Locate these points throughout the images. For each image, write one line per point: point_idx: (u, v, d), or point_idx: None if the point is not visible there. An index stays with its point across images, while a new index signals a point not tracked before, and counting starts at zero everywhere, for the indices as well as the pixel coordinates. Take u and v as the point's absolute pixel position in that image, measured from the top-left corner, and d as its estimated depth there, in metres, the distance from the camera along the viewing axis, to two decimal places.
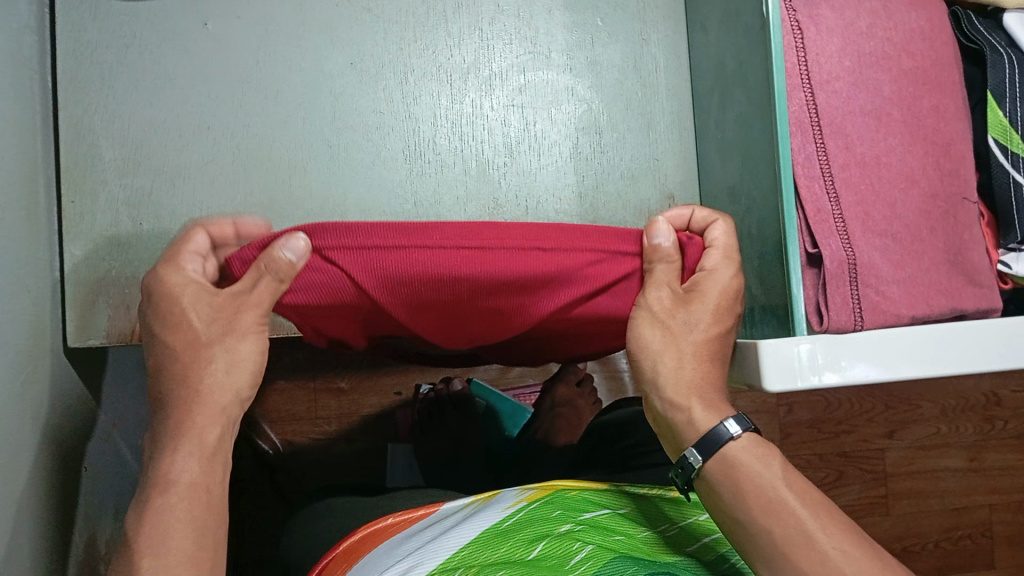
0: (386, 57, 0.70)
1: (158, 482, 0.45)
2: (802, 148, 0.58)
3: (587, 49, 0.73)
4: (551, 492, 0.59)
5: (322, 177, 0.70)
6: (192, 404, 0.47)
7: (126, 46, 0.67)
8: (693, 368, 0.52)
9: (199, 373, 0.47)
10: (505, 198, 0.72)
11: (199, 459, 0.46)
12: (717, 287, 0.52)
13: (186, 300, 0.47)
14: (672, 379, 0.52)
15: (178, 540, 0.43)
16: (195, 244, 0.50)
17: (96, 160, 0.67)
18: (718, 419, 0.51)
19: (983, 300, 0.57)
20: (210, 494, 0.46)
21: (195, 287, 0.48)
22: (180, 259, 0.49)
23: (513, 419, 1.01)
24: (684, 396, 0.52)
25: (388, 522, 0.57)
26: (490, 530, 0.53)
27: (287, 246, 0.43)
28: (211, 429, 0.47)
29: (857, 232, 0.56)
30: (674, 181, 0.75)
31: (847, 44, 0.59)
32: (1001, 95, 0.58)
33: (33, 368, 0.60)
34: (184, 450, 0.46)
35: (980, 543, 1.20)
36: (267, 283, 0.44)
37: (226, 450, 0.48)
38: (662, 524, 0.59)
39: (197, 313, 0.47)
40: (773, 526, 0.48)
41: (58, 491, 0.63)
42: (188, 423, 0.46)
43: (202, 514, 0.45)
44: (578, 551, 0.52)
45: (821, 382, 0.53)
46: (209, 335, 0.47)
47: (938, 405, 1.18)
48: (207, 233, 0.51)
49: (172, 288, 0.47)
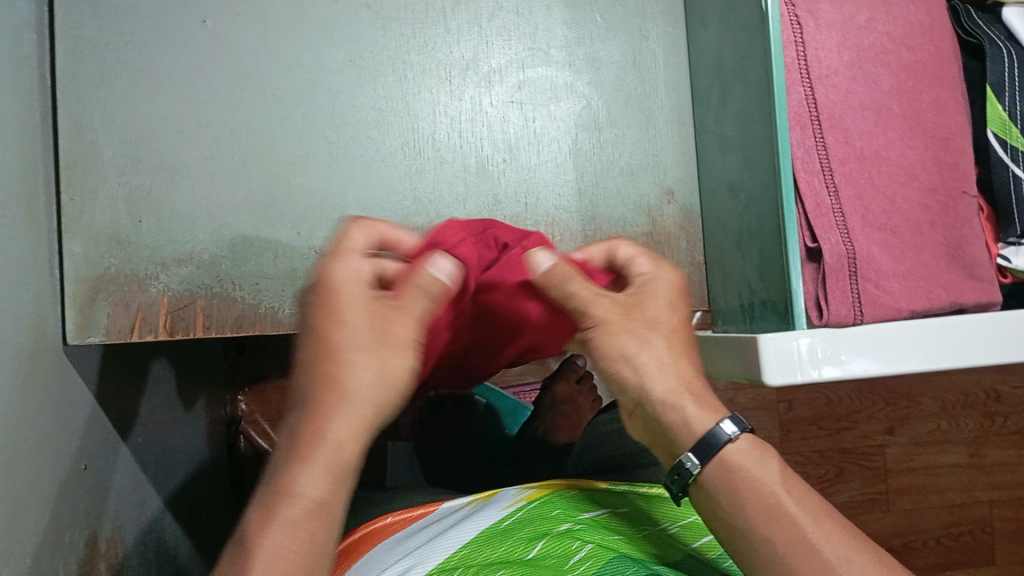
0: (385, 54, 0.70)
1: (282, 487, 0.43)
2: (802, 142, 0.57)
3: (586, 45, 0.73)
4: (550, 492, 0.60)
5: (322, 174, 0.70)
6: (334, 406, 0.44)
7: (126, 43, 0.67)
8: (677, 367, 0.52)
9: (338, 373, 0.44)
10: (505, 194, 0.72)
11: (326, 473, 0.43)
12: (662, 283, 0.54)
13: (347, 300, 0.45)
14: (663, 381, 0.51)
15: (288, 555, 0.41)
16: (359, 243, 0.48)
17: (96, 157, 0.67)
18: (715, 420, 0.51)
19: (983, 294, 0.56)
20: (332, 514, 0.44)
21: (357, 283, 0.46)
22: (347, 251, 0.47)
23: (513, 416, 1.02)
24: (676, 395, 0.51)
25: (387, 521, 0.59)
26: (490, 529, 0.54)
27: (437, 267, 0.47)
28: (347, 440, 0.44)
29: (856, 225, 0.56)
30: (674, 177, 0.74)
31: (846, 38, 0.59)
32: (1000, 89, 0.58)
33: (35, 365, 0.60)
34: (313, 461, 0.43)
35: (981, 540, 1.20)
36: (421, 301, 0.46)
37: (355, 469, 0.45)
38: (661, 523, 0.59)
39: (356, 313, 0.45)
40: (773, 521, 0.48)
41: (61, 488, 0.63)
42: (325, 434, 0.44)
43: (319, 533, 0.43)
44: (578, 550, 0.52)
45: (821, 376, 0.53)
46: (364, 339, 0.45)
47: (938, 401, 1.18)
48: (366, 230, 0.49)
49: (336, 282, 0.46)
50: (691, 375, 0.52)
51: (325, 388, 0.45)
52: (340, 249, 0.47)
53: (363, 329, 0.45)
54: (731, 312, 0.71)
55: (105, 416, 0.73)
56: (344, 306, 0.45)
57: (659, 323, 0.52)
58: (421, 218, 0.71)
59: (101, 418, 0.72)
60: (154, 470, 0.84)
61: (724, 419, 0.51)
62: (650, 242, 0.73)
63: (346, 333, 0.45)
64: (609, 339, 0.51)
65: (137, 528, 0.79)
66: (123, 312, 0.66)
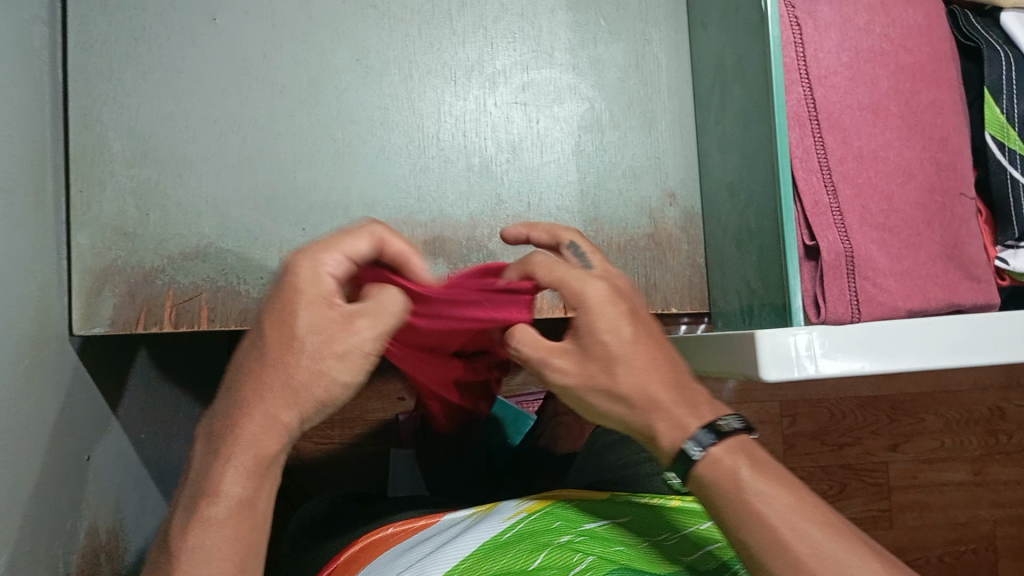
0: (391, 54, 0.71)
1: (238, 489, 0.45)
2: (801, 142, 0.58)
3: (589, 48, 0.74)
4: (550, 503, 0.60)
5: (325, 171, 0.71)
6: (252, 398, 0.46)
7: (137, 40, 0.68)
8: (648, 393, 0.50)
9: (261, 372, 0.46)
10: (507, 193, 0.73)
11: (242, 472, 0.45)
12: (601, 298, 0.49)
13: (305, 302, 0.45)
14: (633, 417, 0.50)
15: (212, 540, 0.45)
16: (355, 251, 0.46)
17: (104, 150, 0.68)
18: (683, 440, 0.49)
19: (981, 294, 0.57)
20: (251, 513, 0.46)
21: (310, 288, 0.45)
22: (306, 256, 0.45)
23: (515, 425, 1.01)
24: (650, 428, 0.50)
25: (388, 533, 0.60)
26: (492, 540, 0.54)
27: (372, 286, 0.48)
28: (267, 444, 0.46)
29: (854, 224, 0.57)
30: (675, 179, 0.74)
31: (845, 40, 0.59)
32: (998, 91, 0.59)
33: (38, 353, 0.61)
34: (234, 463, 0.45)
35: (986, 558, 1.19)
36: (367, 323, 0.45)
37: (275, 470, 0.47)
38: (662, 533, 0.59)
39: (305, 316, 0.45)
40: (759, 506, 0.47)
41: (63, 478, 0.64)
42: (239, 433, 0.46)
43: (246, 532, 0.46)
44: (578, 562, 0.52)
45: (818, 372, 0.53)
46: (308, 343, 0.45)
47: (942, 418, 1.18)
48: (342, 253, 0.45)
49: (302, 280, 0.45)
50: (661, 402, 0.50)
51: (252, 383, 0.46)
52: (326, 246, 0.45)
53: (305, 333, 0.45)
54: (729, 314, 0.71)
55: (108, 409, 0.73)
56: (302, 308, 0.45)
57: (614, 356, 0.49)
58: (424, 216, 0.72)
59: (104, 411, 0.72)
60: (154, 466, 0.84)
61: (697, 432, 0.49)
62: (651, 244, 0.74)
63: (281, 333, 0.45)
64: (584, 396, 0.51)
65: (134, 526, 0.79)
66: (127, 304, 0.67)
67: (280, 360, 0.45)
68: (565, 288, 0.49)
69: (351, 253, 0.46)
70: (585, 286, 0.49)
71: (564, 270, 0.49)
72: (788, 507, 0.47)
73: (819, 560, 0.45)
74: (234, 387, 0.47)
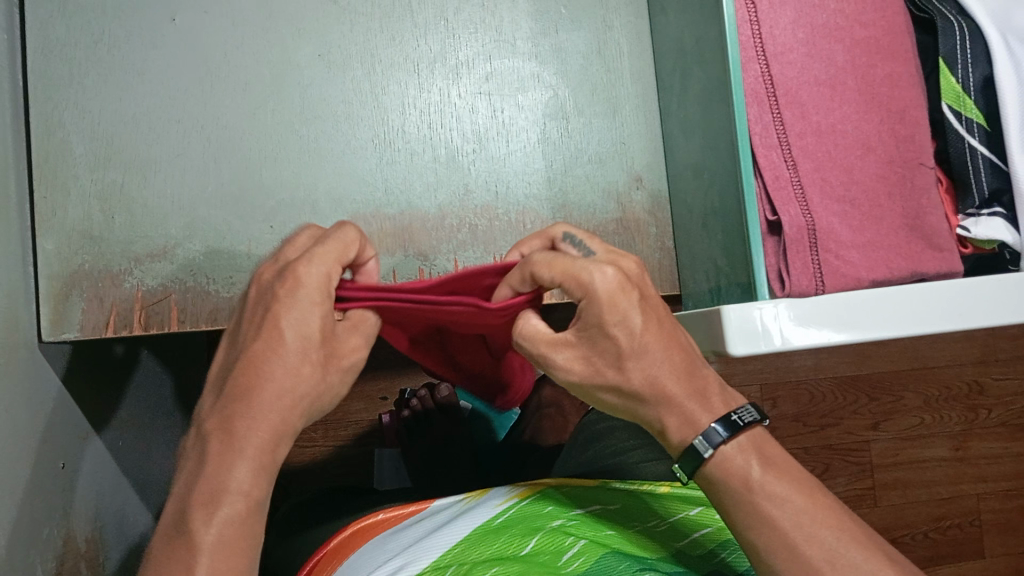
0: (353, 48, 0.71)
1: (213, 490, 0.45)
2: (760, 118, 0.58)
3: (551, 35, 0.74)
4: (542, 488, 0.59)
5: (291, 167, 0.70)
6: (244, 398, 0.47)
7: (96, 42, 0.68)
8: (664, 382, 0.51)
9: (264, 374, 0.47)
10: (475, 183, 0.73)
11: (248, 468, 0.46)
12: (616, 296, 0.49)
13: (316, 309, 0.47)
14: (644, 408, 0.52)
15: (208, 533, 0.45)
16: (347, 254, 0.48)
17: (67, 154, 0.68)
18: (692, 435, 0.51)
19: (943, 263, 0.57)
20: (257, 513, 0.47)
21: (320, 299, 0.47)
22: (318, 264, 0.47)
23: (501, 418, 1.02)
24: (659, 419, 0.52)
25: (380, 518, 0.58)
26: (482, 528, 0.54)
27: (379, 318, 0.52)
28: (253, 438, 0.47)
29: (815, 197, 0.57)
30: (641, 163, 0.75)
31: (801, 16, 0.60)
32: (952, 61, 0.59)
33: (7, 360, 0.60)
34: (237, 457, 0.46)
35: (970, 532, 1.20)
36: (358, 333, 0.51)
37: (275, 466, 0.48)
38: (650, 519, 0.59)
39: (319, 323, 0.48)
40: (770, 508, 0.50)
41: (39, 484, 0.63)
42: (239, 431, 0.46)
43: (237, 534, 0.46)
44: (571, 547, 0.53)
45: (783, 344, 0.54)
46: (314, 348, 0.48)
47: (922, 395, 1.18)
48: (340, 262, 0.48)
49: (315, 290, 0.47)
50: (672, 395, 0.51)
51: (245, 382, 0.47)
52: (330, 256, 0.47)
53: (319, 340, 0.48)
54: (697, 296, 0.73)
55: (83, 416, 0.73)
56: (309, 315, 0.47)
57: (623, 353, 0.50)
58: (392, 209, 0.72)
59: (79, 415, 0.72)
60: (132, 472, 0.84)
61: (709, 426, 0.51)
62: (619, 229, 0.74)
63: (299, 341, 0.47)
64: (594, 389, 0.52)
65: (115, 534, 0.78)
66: (96, 307, 0.67)
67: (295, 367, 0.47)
68: (573, 284, 0.49)
69: (344, 257, 0.48)
70: (593, 278, 0.49)
71: (570, 262, 0.49)
72: (798, 512, 0.50)
73: (831, 564, 0.49)
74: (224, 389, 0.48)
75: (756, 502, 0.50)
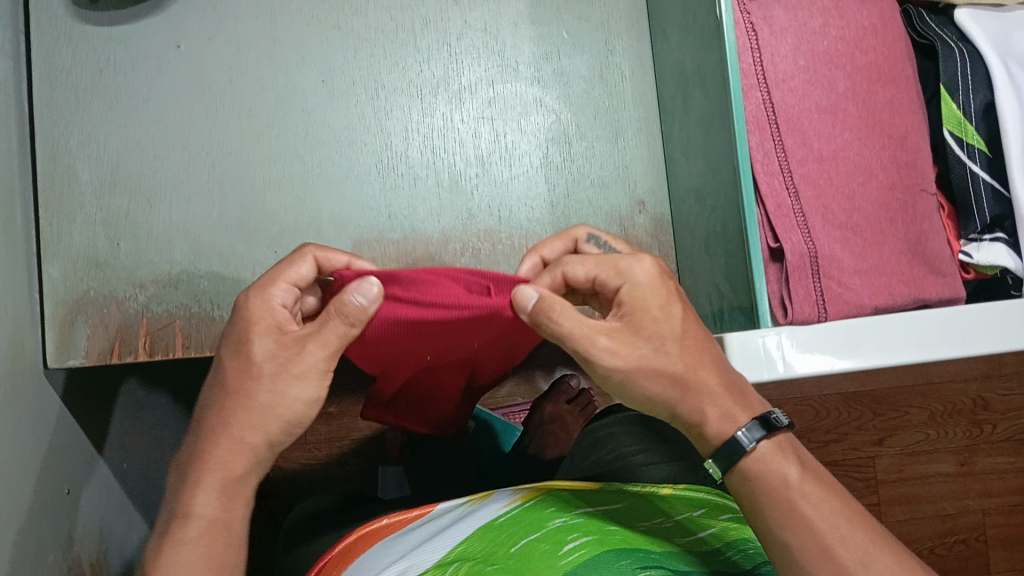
0: (356, 73, 0.72)
1: (182, 515, 0.51)
2: (761, 146, 0.58)
3: (553, 60, 0.74)
4: (542, 492, 0.59)
5: (295, 192, 0.71)
6: (232, 425, 0.52)
7: (99, 70, 0.69)
8: (691, 380, 0.52)
9: (230, 431, 0.52)
10: (478, 207, 0.73)
11: (217, 496, 0.52)
12: (654, 289, 0.51)
13: (259, 332, 0.51)
14: (685, 401, 0.52)
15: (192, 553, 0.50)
16: (298, 274, 0.53)
17: (73, 181, 0.68)
18: (734, 429, 0.52)
19: (947, 289, 0.57)
20: (223, 531, 0.52)
21: (271, 319, 0.52)
22: (271, 287, 0.52)
23: (507, 434, 1.01)
24: (698, 412, 0.53)
25: (383, 523, 0.58)
26: (486, 525, 0.53)
27: (361, 292, 0.47)
28: (239, 463, 0.52)
29: (816, 224, 0.57)
30: (643, 187, 0.75)
31: (801, 43, 0.60)
32: (953, 86, 0.60)
33: (13, 385, 0.60)
34: (204, 486, 0.52)
35: (975, 548, 1.20)
36: (337, 324, 0.49)
37: (248, 489, 0.53)
38: (654, 517, 0.58)
39: (268, 347, 0.51)
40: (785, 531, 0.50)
41: (46, 509, 0.63)
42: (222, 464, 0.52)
43: (218, 553, 0.51)
44: (573, 539, 0.51)
45: (785, 371, 0.55)
46: (261, 369, 0.51)
47: (927, 410, 1.18)
48: (288, 282, 0.53)
49: (259, 317, 0.51)
50: (707, 386, 0.52)
51: (231, 407, 0.52)
52: (273, 278, 0.53)
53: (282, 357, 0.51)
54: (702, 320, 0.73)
55: (86, 439, 0.73)
56: (261, 340, 0.51)
57: (667, 338, 0.51)
58: (396, 233, 0.72)
59: (83, 441, 0.72)
60: (137, 492, 0.84)
61: (748, 424, 0.52)
62: None
63: (268, 356, 0.51)
64: (634, 383, 0.51)
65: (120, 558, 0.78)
66: (101, 333, 0.67)
67: (271, 382, 0.51)
68: (611, 274, 0.51)
69: (297, 280, 0.53)
70: (632, 269, 0.51)
71: (604, 257, 0.52)
72: (832, 514, 0.50)
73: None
74: (200, 429, 0.53)
75: (794, 499, 0.51)
